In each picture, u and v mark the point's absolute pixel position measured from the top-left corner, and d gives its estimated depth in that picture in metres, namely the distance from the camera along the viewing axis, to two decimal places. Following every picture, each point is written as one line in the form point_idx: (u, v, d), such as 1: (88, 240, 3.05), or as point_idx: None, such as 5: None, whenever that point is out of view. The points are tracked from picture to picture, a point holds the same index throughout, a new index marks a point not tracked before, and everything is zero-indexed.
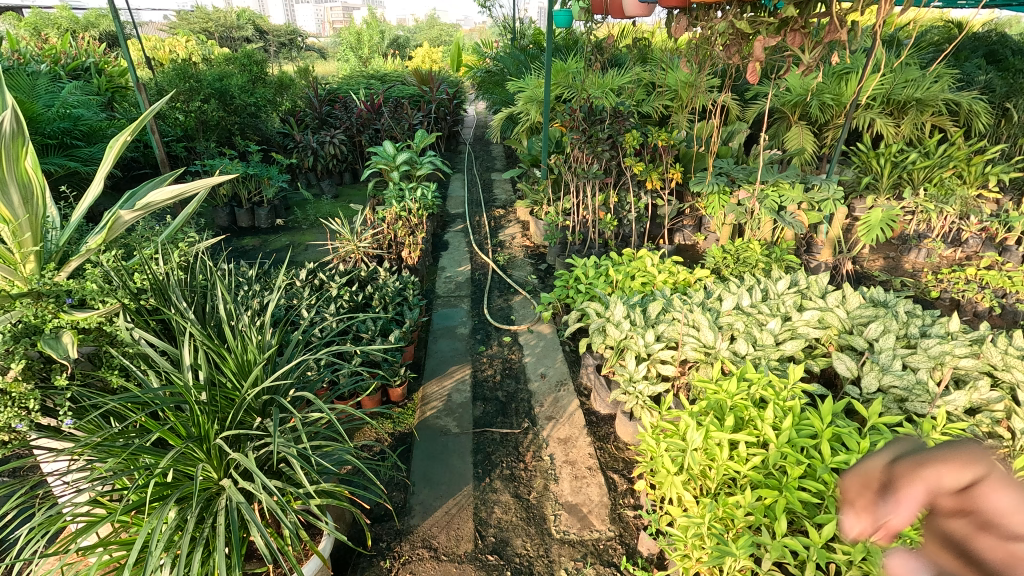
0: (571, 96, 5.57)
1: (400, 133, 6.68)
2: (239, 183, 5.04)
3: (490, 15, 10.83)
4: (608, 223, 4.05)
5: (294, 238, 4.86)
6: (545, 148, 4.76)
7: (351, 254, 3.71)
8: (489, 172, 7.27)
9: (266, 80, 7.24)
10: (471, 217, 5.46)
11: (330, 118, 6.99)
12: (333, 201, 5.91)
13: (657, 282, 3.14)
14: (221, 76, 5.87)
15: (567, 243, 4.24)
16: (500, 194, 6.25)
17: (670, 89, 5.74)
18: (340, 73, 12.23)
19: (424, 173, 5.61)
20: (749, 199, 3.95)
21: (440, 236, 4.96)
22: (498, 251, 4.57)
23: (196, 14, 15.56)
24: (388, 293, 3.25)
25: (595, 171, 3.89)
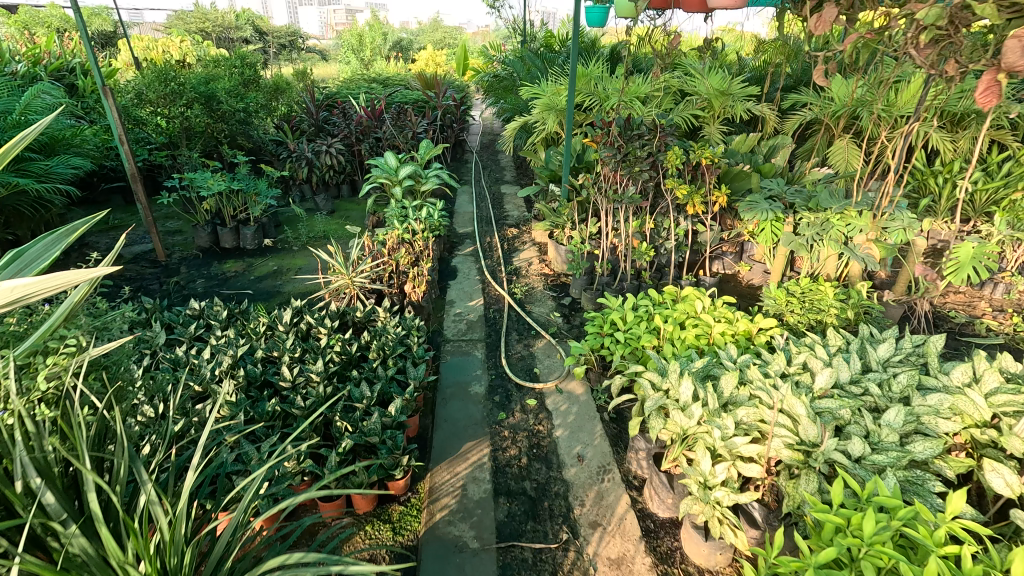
0: (593, 105, 5.05)
1: (403, 143, 6.16)
2: (224, 200, 4.54)
3: (499, 18, 10.30)
4: (642, 253, 3.52)
5: (283, 261, 4.34)
6: (567, 163, 4.23)
7: (346, 290, 3.23)
8: (499, 185, 6.75)
9: (261, 84, 6.72)
10: (481, 238, 4.93)
11: (327, 126, 6.46)
12: (329, 217, 5.38)
13: (714, 335, 2.60)
14: (208, 79, 5.35)
15: (593, 275, 3.71)
16: (511, 211, 5.72)
17: (701, 98, 5.22)
18: (340, 76, 11.73)
19: (430, 188, 5.08)
20: (809, 228, 3.38)
21: (448, 260, 4.42)
22: (514, 280, 4.03)
23: (193, 13, 15.08)
24: (388, 343, 2.70)
25: (631, 195, 3.35)
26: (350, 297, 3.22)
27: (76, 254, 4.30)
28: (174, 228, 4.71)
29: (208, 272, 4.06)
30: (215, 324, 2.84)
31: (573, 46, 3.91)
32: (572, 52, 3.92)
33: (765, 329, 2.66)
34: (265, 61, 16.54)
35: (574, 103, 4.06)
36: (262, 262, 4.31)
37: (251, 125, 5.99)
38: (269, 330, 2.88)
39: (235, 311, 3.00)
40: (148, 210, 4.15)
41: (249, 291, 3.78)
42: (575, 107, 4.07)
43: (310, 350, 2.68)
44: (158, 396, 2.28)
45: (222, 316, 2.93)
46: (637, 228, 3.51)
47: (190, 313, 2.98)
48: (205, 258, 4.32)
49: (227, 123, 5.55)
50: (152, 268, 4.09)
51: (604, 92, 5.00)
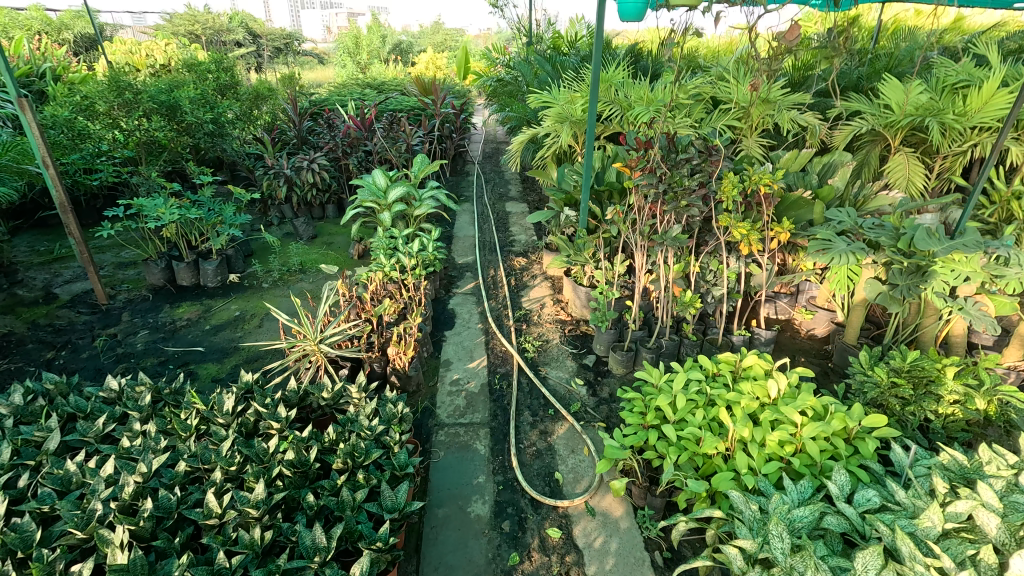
0: (614, 117, 4.37)
1: (396, 157, 5.47)
2: (181, 229, 3.86)
3: (503, 18, 9.64)
4: (686, 304, 2.80)
5: (248, 304, 3.65)
6: (586, 187, 3.53)
7: (312, 358, 2.54)
8: (504, 202, 6.08)
9: (239, 91, 6.05)
10: (484, 271, 4.23)
11: (311, 138, 5.78)
12: (308, 245, 4.67)
13: (804, 441, 1.90)
14: (172, 89, 4.70)
15: (623, 328, 3.01)
16: (518, 235, 5.02)
17: (737, 107, 4.54)
18: (334, 81, 11.09)
19: (424, 212, 4.39)
20: (901, 276, 2.63)
21: (444, 301, 3.73)
22: (524, 330, 3.32)
23: (183, 15, 14.40)
24: (358, 446, 2.00)
25: (675, 235, 2.64)
26: (316, 367, 2.53)
27: (3, 296, 3.62)
28: (124, 262, 4.04)
29: (155, 320, 3.37)
30: (132, 415, 2.15)
31: (595, 47, 3.23)
32: (593, 55, 3.24)
33: (872, 431, 1.95)
34: (259, 65, 15.88)
35: (593, 117, 3.35)
36: (222, 304, 3.61)
37: (224, 138, 5.32)
38: (204, 422, 2.19)
39: (165, 392, 2.31)
40: (84, 245, 3.46)
41: (200, 348, 3.09)
42: (594, 121, 3.37)
43: (253, 457, 1.98)
44: (19, 550, 1.58)
45: (144, 401, 2.23)
46: (679, 273, 2.80)
47: (105, 395, 2.28)
48: (154, 300, 3.63)
49: (194, 137, 4.88)
50: (89, 315, 3.41)
51: (625, 100, 4.31)
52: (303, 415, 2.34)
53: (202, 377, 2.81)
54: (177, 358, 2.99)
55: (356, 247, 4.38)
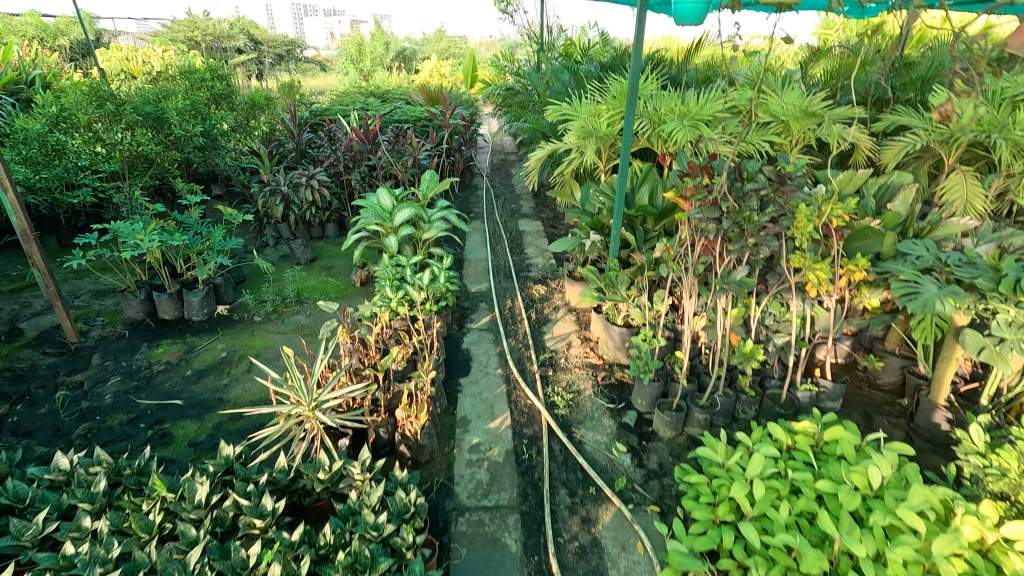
0: (643, 132, 3.97)
1: (402, 173, 5.07)
2: (164, 256, 3.46)
3: (511, 25, 9.27)
4: (748, 357, 2.39)
5: (238, 341, 3.25)
6: (620, 212, 3.13)
7: (306, 426, 2.12)
8: (516, 220, 5.70)
9: (232, 101, 5.68)
10: (500, 302, 3.83)
11: (310, 151, 5.39)
12: (306, 270, 4.28)
13: (936, 562, 1.48)
14: (157, 99, 4.32)
15: (668, 381, 2.59)
16: (534, 259, 4.63)
17: (777, 121, 4.15)
18: (336, 89, 10.74)
19: (434, 236, 3.98)
20: (1009, 327, 2.16)
21: (458, 338, 3.31)
22: (550, 377, 2.91)
23: (182, 21, 13.96)
24: (362, 556, 1.58)
25: (739, 278, 2.22)
26: (311, 436, 2.11)
27: None
28: (102, 290, 3.68)
29: (130, 363, 2.95)
30: (81, 509, 1.72)
31: (634, 56, 2.81)
32: (631, 64, 2.82)
33: (1014, 544, 1.54)
34: (259, 72, 15.45)
35: (630, 134, 2.94)
36: (208, 343, 3.20)
37: (216, 151, 4.95)
38: (171, 516, 1.76)
39: (125, 473, 1.89)
40: (51, 276, 3.05)
41: (179, 400, 2.68)
42: (631, 139, 2.96)
43: (229, 572, 1.55)
44: None
45: (99, 488, 1.80)
46: (739, 320, 2.38)
47: (50, 479, 1.86)
48: (131, 337, 3.21)
49: (183, 152, 4.50)
50: (54, 357, 2.99)
51: (655, 113, 3.92)
52: (295, 501, 1.93)
53: (178, 441, 2.39)
54: (151, 414, 2.57)
55: (358, 274, 3.97)
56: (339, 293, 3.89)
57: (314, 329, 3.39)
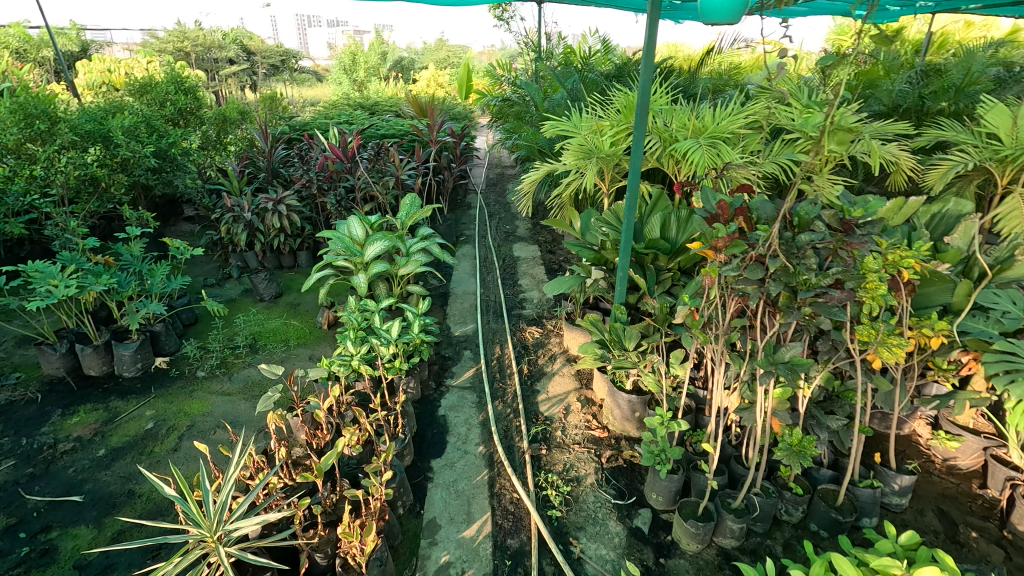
0: (651, 150, 3.47)
1: (383, 194, 4.57)
2: (94, 301, 2.97)
3: (508, 32, 8.83)
4: (795, 450, 1.85)
5: (171, 405, 2.73)
6: (626, 252, 2.61)
7: (213, 560, 1.58)
8: (511, 244, 5.21)
9: (195, 117, 5.22)
10: (487, 349, 3.30)
11: (283, 169, 4.88)
12: (269, 308, 3.77)
13: None
14: (101, 117, 3.86)
15: (691, 472, 2.05)
16: (528, 293, 4.11)
17: (805, 137, 3.63)
18: (326, 100, 10.30)
19: (411, 271, 3.46)
20: None
21: (435, 400, 2.78)
22: (542, 456, 2.37)
23: (172, 31, 13.52)
24: None
25: (788, 355, 1.68)
26: (216, 575, 1.57)
27: None
28: (26, 338, 3.19)
29: (31, 441, 2.43)
30: None
31: (644, 65, 2.29)
32: (640, 75, 2.30)
33: None
34: (252, 83, 15.03)
35: (637, 161, 2.42)
36: (135, 409, 2.68)
37: (175, 173, 4.48)
38: None
39: None
40: None
41: (77, 495, 2.15)
42: (637, 167, 2.44)
43: None
44: None
45: None
46: (784, 402, 1.85)
47: None
48: (43, 403, 2.69)
49: (133, 175, 4.02)
50: None
51: (665, 129, 3.42)
52: None
53: (60, 561, 1.86)
54: (37, 518, 2.04)
55: (325, 314, 3.47)
56: (302, 338, 3.38)
57: (264, 387, 2.87)
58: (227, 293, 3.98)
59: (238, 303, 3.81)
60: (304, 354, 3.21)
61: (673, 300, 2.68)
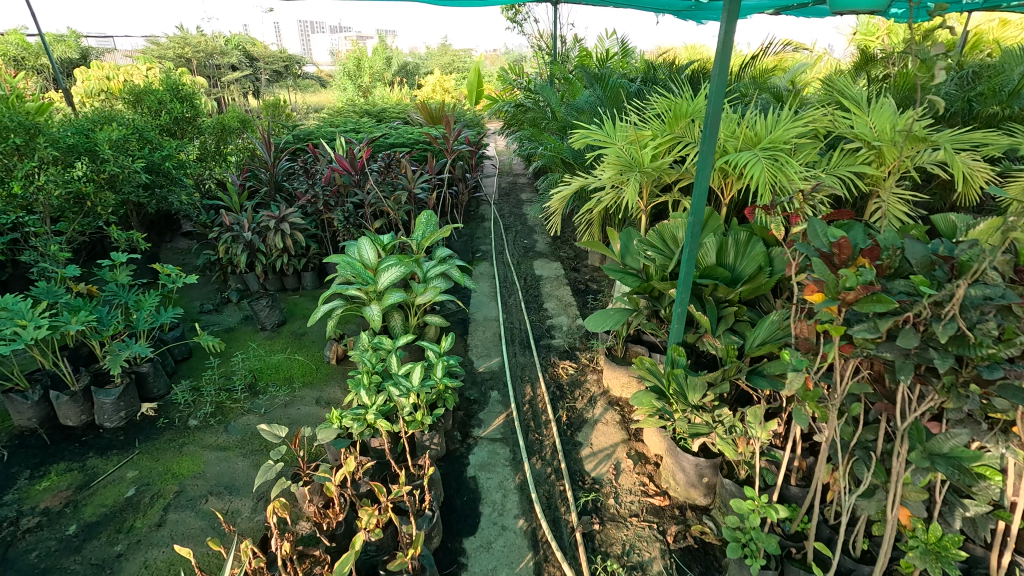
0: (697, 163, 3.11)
1: (394, 209, 4.22)
2: (72, 341, 2.61)
3: (519, 35, 8.51)
4: (932, 550, 1.46)
5: (157, 463, 2.36)
6: (687, 287, 2.23)
7: None
8: (531, 261, 4.84)
9: (193, 127, 4.89)
10: (516, 389, 2.92)
11: (287, 183, 4.54)
12: (271, 339, 3.40)
13: None
14: (87, 128, 3.51)
15: (789, 568, 1.67)
16: (556, 319, 3.74)
17: (867, 147, 3.24)
18: (330, 107, 9.99)
19: (430, 300, 3.09)
20: None
21: (462, 455, 2.40)
22: (595, 534, 1.99)
23: (173, 37, 13.27)
24: None
25: (946, 443, 1.29)
26: None
27: None
28: None
29: None
30: None
31: (718, 67, 1.90)
32: (713, 80, 1.91)
33: None
34: (255, 89, 14.77)
35: (703, 183, 2.05)
36: (115, 468, 2.32)
37: (169, 189, 4.13)
38: None
39: None
40: None
41: None
42: (703, 190, 2.07)
43: None
44: None
45: None
46: (919, 490, 1.46)
47: None
48: (10, 463, 2.33)
49: (122, 192, 3.67)
50: None
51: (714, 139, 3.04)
52: None
53: None
54: None
55: (333, 348, 3.10)
56: (308, 376, 3.01)
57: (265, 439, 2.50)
58: (225, 322, 3.61)
59: (237, 334, 3.45)
60: (311, 397, 2.84)
61: (738, 339, 2.31)
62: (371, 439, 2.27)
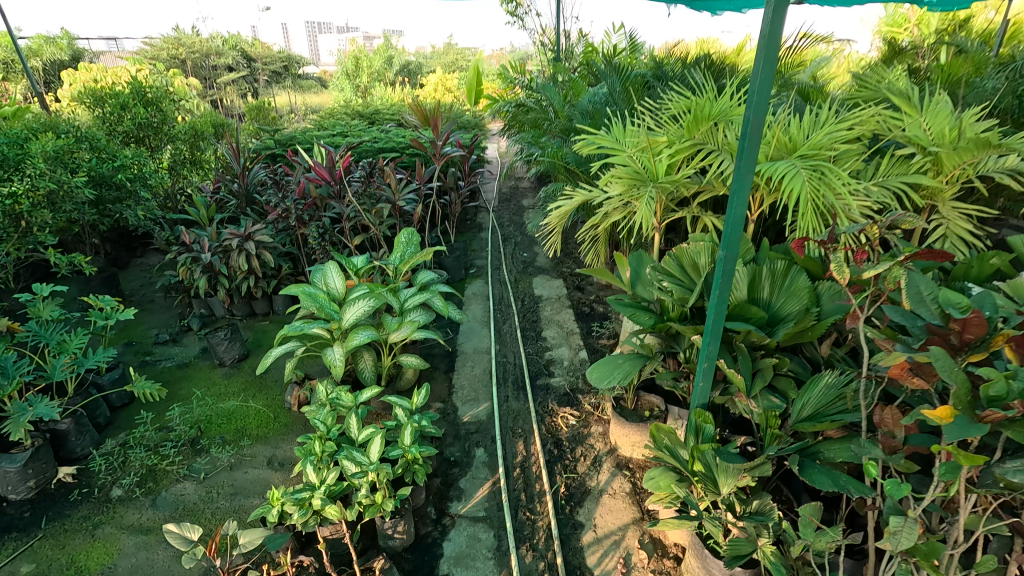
0: (721, 174, 2.65)
1: (375, 224, 3.76)
2: None
3: (521, 30, 7.99)
4: None
5: (61, 552, 1.92)
6: (716, 339, 1.77)
7: None
8: (531, 278, 4.37)
9: (161, 134, 4.45)
10: (505, 445, 2.46)
11: (259, 196, 4.13)
12: (227, 378, 2.96)
13: None
14: (20, 138, 3.09)
15: None
16: (556, 351, 3.26)
17: (925, 153, 2.72)
18: (324, 109, 9.57)
19: (406, 338, 2.63)
20: None
21: (435, 544, 1.94)
22: None
23: (168, 37, 12.90)
24: None
25: None
26: None
27: None
28: None
29: None
30: None
31: (762, 60, 1.43)
32: (754, 78, 1.44)
33: None
34: (253, 91, 14.42)
35: (739, 208, 1.57)
36: (7, 561, 1.89)
37: (125, 205, 3.71)
38: None
39: None
40: None
41: None
42: (739, 218, 1.60)
43: None
44: None
45: None
46: None
47: None
48: None
49: (62, 211, 3.24)
50: None
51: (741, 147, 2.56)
52: None
53: None
54: None
55: (292, 393, 2.64)
56: (262, 427, 2.56)
57: (197, 518, 2.05)
58: (179, 357, 3.18)
59: (189, 372, 3.02)
60: (261, 456, 2.39)
61: (779, 401, 1.83)
62: (319, 527, 1.82)
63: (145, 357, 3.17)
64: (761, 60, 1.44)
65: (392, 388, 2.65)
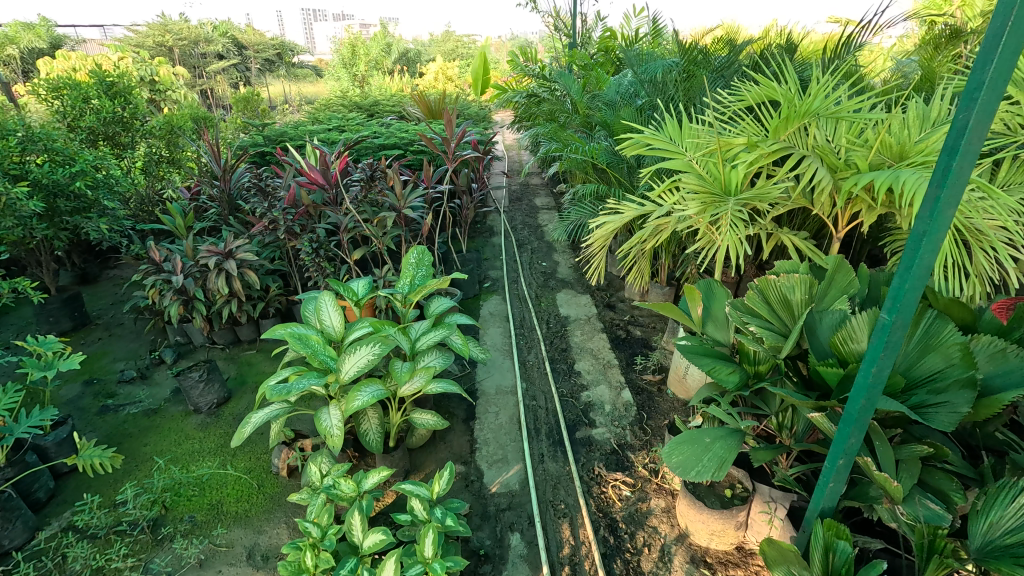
0: (811, 186, 2.14)
1: (377, 237, 3.23)
2: None
3: (532, 14, 7.39)
4: None
5: None
6: (863, 429, 1.26)
7: None
8: (554, 294, 3.85)
9: (133, 130, 3.91)
10: (546, 528, 1.96)
11: (245, 202, 3.59)
12: (202, 431, 2.45)
13: None
14: None
15: None
16: (594, 391, 2.75)
17: None
18: (319, 101, 8.96)
19: (418, 390, 2.12)
20: None
21: None
22: None
23: (153, 24, 12.16)
24: None
25: None
26: None
27: None
28: None
29: None
30: None
31: (998, 32, 0.89)
32: (980, 61, 0.92)
33: None
34: (245, 81, 13.76)
35: (929, 258, 1.05)
36: None
37: (85, 217, 3.17)
38: None
39: None
40: None
41: None
42: (924, 271, 1.07)
43: None
44: None
45: None
46: None
47: None
48: None
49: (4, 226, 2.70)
50: None
51: (832, 151, 2.06)
52: None
53: None
54: None
55: (280, 458, 2.15)
56: (241, 503, 2.06)
57: None
58: (147, 401, 2.67)
59: (158, 423, 2.51)
60: (240, 547, 1.88)
61: (942, 509, 1.31)
62: None
63: (106, 402, 2.66)
64: (1002, 31, 0.89)
65: (402, 451, 2.15)
